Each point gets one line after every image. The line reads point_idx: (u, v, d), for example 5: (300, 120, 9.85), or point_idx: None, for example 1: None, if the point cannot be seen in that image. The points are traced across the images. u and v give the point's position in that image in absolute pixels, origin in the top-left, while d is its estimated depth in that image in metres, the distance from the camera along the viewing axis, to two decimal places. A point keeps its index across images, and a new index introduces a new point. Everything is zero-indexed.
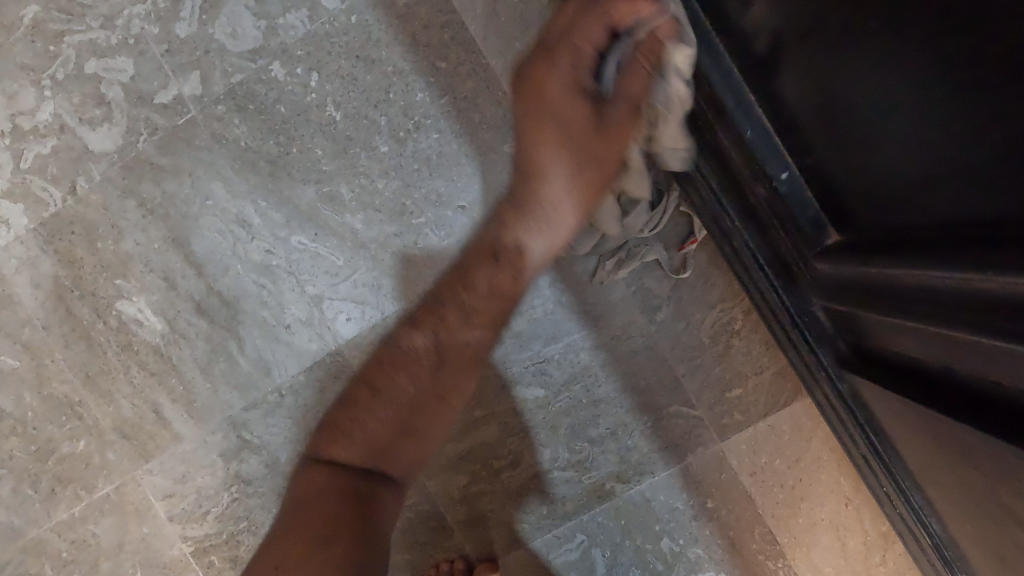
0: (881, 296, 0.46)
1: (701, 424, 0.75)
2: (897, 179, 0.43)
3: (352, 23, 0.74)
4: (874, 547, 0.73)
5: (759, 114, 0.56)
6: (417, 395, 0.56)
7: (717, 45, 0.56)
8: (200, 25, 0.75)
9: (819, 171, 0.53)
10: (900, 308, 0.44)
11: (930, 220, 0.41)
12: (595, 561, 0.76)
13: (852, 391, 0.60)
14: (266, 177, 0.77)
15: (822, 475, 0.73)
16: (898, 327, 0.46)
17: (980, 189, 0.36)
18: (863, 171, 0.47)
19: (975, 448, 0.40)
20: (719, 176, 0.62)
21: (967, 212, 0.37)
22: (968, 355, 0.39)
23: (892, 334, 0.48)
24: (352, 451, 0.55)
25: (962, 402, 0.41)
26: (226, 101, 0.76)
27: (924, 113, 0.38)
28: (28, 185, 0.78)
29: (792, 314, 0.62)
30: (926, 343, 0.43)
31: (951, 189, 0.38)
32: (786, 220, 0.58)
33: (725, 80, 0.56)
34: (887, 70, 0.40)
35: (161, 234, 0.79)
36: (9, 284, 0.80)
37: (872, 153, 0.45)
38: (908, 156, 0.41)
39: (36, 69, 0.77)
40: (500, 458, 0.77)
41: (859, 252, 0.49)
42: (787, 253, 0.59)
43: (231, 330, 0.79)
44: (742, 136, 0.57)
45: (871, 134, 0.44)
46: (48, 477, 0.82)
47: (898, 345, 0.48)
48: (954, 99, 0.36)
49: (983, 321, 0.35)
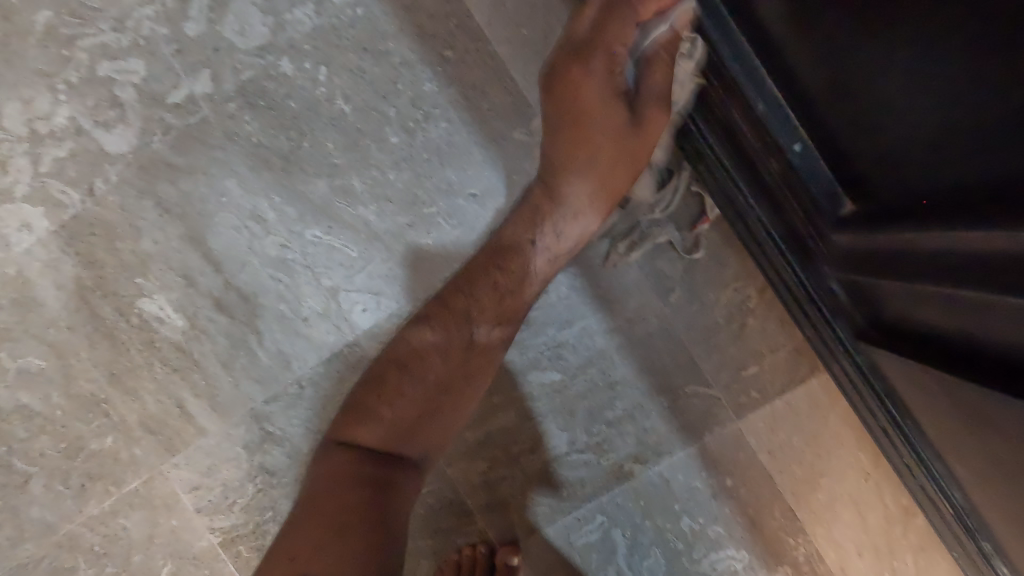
0: (908, 265, 0.46)
1: (718, 404, 0.75)
2: (928, 146, 0.43)
3: (358, 16, 0.75)
4: (895, 521, 0.73)
5: (770, 86, 0.55)
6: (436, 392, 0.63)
7: (727, 23, 0.56)
8: (209, 24, 0.76)
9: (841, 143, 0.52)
10: (930, 274, 0.43)
11: (968, 185, 0.40)
12: (616, 542, 0.77)
13: (868, 364, 0.60)
14: (280, 173, 0.78)
15: (841, 451, 0.74)
16: (925, 295, 0.46)
17: (1012, 151, 0.36)
18: (891, 141, 0.46)
19: (1013, 415, 0.39)
20: (731, 153, 0.62)
21: (1017, 171, 0.36)
22: (1011, 318, 0.37)
23: (917, 303, 0.48)
24: (370, 432, 0.61)
25: (999, 371, 0.40)
26: (237, 99, 0.77)
27: (952, 77, 0.39)
28: (47, 189, 0.80)
29: (808, 290, 0.62)
30: (957, 310, 0.43)
31: (997, 150, 0.37)
32: (800, 193, 0.57)
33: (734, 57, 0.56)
34: (907, 38, 0.41)
35: (178, 233, 0.80)
36: (33, 286, 0.81)
37: (901, 121, 0.44)
38: (927, 127, 0.42)
39: (50, 74, 0.78)
40: (519, 443, 0.78)
41: (886, 220, 0.48)
42: (804, 229, 0.59)
43: (250, 324, 0.81)
44: (754, 111, 0.57)
45: (904, 101, 0.43)
46: (78, 474, 0.84)
47: (923, 315, 0.48)
48: (988, 62, 0.36)
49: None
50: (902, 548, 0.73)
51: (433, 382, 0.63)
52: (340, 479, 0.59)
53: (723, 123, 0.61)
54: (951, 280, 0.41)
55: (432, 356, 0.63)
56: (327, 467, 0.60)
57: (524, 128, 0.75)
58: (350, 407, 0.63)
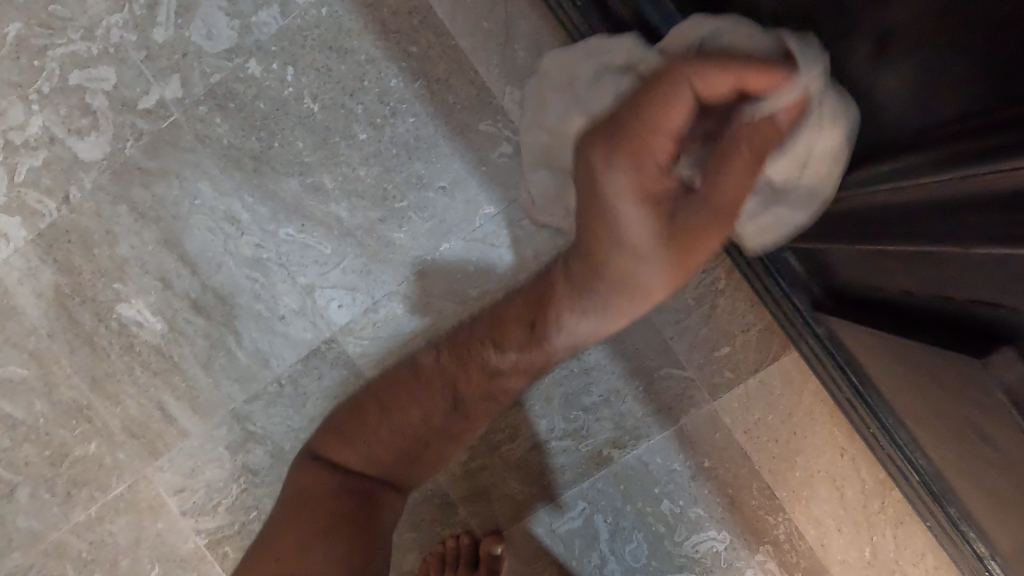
0: (871, 228, 0.45)
1: (692, 385, 0.76)
2: (908, 76, 0.39)
3: (322, 15, 0.76)
4: (873, 495, 0.74)
5: None
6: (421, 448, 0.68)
7: None
8: (177, 30, 0.77)
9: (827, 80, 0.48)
10: (886, 234, 0.43)
11: (942, 113, 0.37)
12: (597, 527, 0.78)
13: (829, 333, 0.61)
14: (252, 173, 0.79)
15: (816, 427, 0.74)
16: (884, 258, 0.45)
17: (968, 75, 0.34)
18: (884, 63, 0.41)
19: (951, 369, 0.39)
20: None
21: (978, 94, 0.33)
22: (961, 272, 0.37)
23: (873, 267, 0.48)
24: (352, 457, 0.68)
25: (941, 331, 0.41)
26: (206, 102, 0.78)
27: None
28: (24, 199, 0.81)
29: (764, 261, 0.63)
30: (913, 270, 0.42)
31: (962, 72, 0.34)
32: None
33: None
34: None
35: (154, 237, 0.81)
36: (12, 295, 0.82)
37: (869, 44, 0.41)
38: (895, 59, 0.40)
39: (23, 85, 0.79)
40: (498, 432, 0.78)
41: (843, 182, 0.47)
42: None
43: (228, 325, 0.81)
44: None
45: (882, 31, 0.40)
46: (63, 480, 0.85)
47: (873, 275, 0.48)
48: None
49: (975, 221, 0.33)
50: (880, 522, 0.74)
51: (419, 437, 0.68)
52: (323, 493, 0.68)
53: None
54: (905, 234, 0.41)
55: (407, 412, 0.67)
56: (307, 484, 0.69)
57: (489, 120, 0.76)
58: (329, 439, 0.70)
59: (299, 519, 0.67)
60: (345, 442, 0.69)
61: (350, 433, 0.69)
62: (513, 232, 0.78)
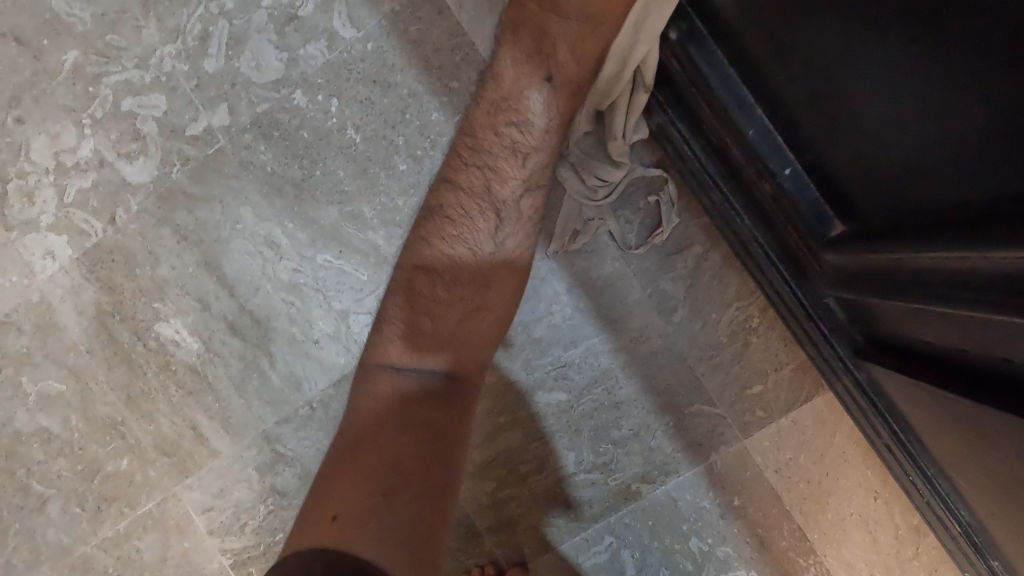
0: (914, 285, 0.45)
1: (723, 422, 0.76)
2: (922, 164, 0.43)
3: (367, 50, 0.78)
4: (906, 541, 0.73)
5: (758, 113, 0.58)
6: (452, 391, 0.65)
7: (711, 48, 0.58)
8: (227, 61, 0.80)
9: (879, 126, 0.46)
10: (933, 293, 0.42)
11: (961, 196, 0.40)
12: (624, 563, 0.77)
13: (869, 380, 0.61)
14: (293, 201, 0.81)
15: (848, 469, 0.74)
16: (922, 313, 0.46)
17: (988, 172, 0.38)
18: (952, 115, 0.39)
19: (1000, 428, 0.40)
20: (725, 173, 0.63)
21: (999, 186, 0.37)
22: (1002, 340, 0.37)
23: (917, 320, 0.48)
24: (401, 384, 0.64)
25: (991, 395, 0.40)
26: (252, 130, 0.81)
27: (923, 98, 0.41)
28: (71, 219, 0.83)
29: (805, 305, 0.63)
30: (956, 329, 0.43)
31: (980, 169, 0.38)
32: (792, 215, 0.59)
33: (724, 86, 0.58)
34: (878, 64, 0.43)
35: (194, 259, 0.83)
36: (55, 312, 0.84)
37: (882, 129, 0.45)
38: (903, 147, 0.44)
39: (77, 110, 0.82)
40: (526, 463, 0.78)
41: (878, 243, 0.48)
42: (796, 247, 0.61)
43: (262, 347, 0.83)
44: (744, 136, 0.59)
45: (897, 123, 0.44)
46: (94, 496, 0.86)
47: (920, 331, 0.48)
48: (952, 87, 0.38)
49: (1008, 294, 0.35)
50: (914, 568, 0.73)
51: (437, 382, 0.65)
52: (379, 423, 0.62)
53: (716, 144, 0.62)
54: (939, 299, 0.42)
55: (420, 372, 0.64)
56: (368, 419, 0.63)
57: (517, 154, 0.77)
58: (362, 406, 0.64)
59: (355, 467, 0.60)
60: (375, 406, 0.63)
61: (374, 402, 0.63)
62: (547, 262, 0.76)
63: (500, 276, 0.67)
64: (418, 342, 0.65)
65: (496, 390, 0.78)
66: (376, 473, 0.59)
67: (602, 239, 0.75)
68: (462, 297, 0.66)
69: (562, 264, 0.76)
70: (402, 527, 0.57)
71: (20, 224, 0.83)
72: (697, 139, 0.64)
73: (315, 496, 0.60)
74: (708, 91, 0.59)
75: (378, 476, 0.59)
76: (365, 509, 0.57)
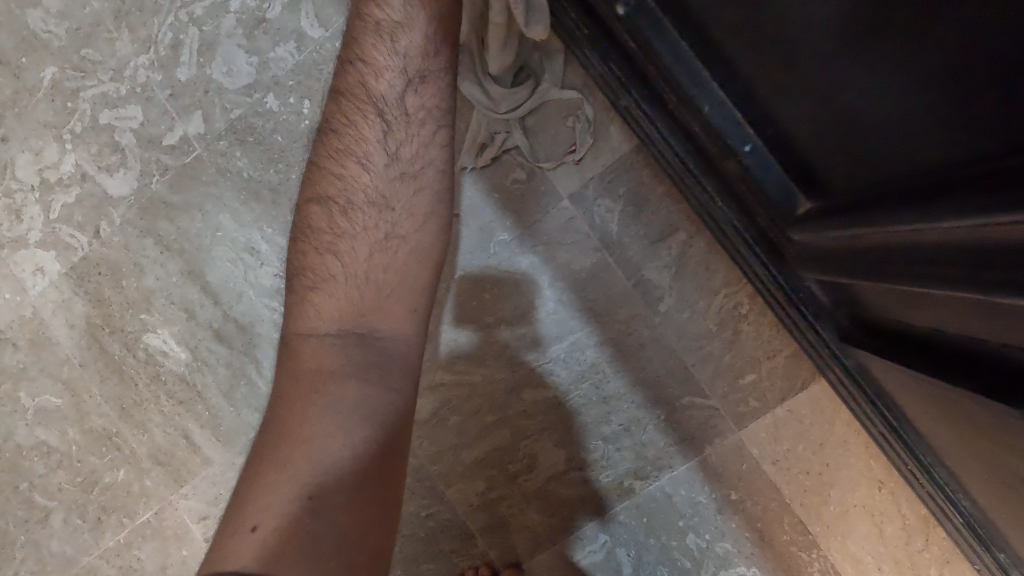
0: (885, 263, 0.41)
1: (716, 414, 0.73)
2: (893, 135, 0.40)
3: (337, 49, 0.78)
4: (914, 532, 0.69)
5: (714, 90, 0.56)
6: (383, 408, 0.53)
7: (664, 25, 0.56)
8: (199, 68, 0.80)
9: (836, 93, 0.43)
10: (913, 273, 0.38)
11: (933, 165, 0.37)
12: (620, 561, 0.75)
13: (858, 366, 0.58)
14: (270, 205, 0.81)
15: (849, 458, 0.70)
16: (904, 294, 0.43)
17: (959, 136, 0.34)
18: (918, 80, 0.36)
19: (983, 413, 0.36)
20: (692, 157, 0.61)
21: (970, 153, 0.34)
22: (980, 319, 0.34)
23: (896, 299, 0.45)
24: (318, 355, 0.54)
25: (984, 377, 0.36)
26: (227, 137, 0.80)
27: (890, 61, 0.37)
28: (57, 234, 0.84)
29: (785, 290, 0.60)
30: (937, 311, 0.39)
31: (952, 137, 0.35)
32: (757, 192, 0.57)
33: (678, 62, 0.56)
34: (841, 34, 0.40)
35: (178, 268, 0.83)
36: (47, 326, 0.85)
37: (850, 97, 0.42)
38: (872, 116, 0.41)
39: (57, 125, 0.82)
40: (516, 461, 0.77)
41: (845, 218, 0.46)
42: (768, 228, 0.58)
43: (248, 354, 0.83)
44: (700, 113, 0.57)
45: (861, 92, 0.41)
46: (94, 507, 0.87)
47: (903, 312, 0.45)
48: (916, 50, 0.35)
49: (988, 263, 0.30)
50: (925, 561, 0.69)
51: (357, 352, 0.54)
52: (300, 410, 0.53)
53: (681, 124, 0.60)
54: (915, 280, 0.38)
55: (340, 344, 0.54)
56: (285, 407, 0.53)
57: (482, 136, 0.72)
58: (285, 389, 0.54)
59: (278, 465, 0.52)
60: (287, 409, 0.53)
61: (286, 412, 0.53)
62: (528, 257, 0.74)
63: (415, 225, 0.55)
64: (328, 337, 0.54)
65: (482, 389, 0.76)
66: (300, 470, 0.51)
67: (581, 230, 0.73)
68: (348, 295, 0.54)
69: (542, 257, 0.74)
70: (335, 539, 0.49)
71: (10, 241, 0.84)
72: (661, 122, 0.62)
73: (231, 502, 0.52)
74: (664, 70, 0.57)
75: (309, 476, 0.51)
76: (288, 514, 0.49)
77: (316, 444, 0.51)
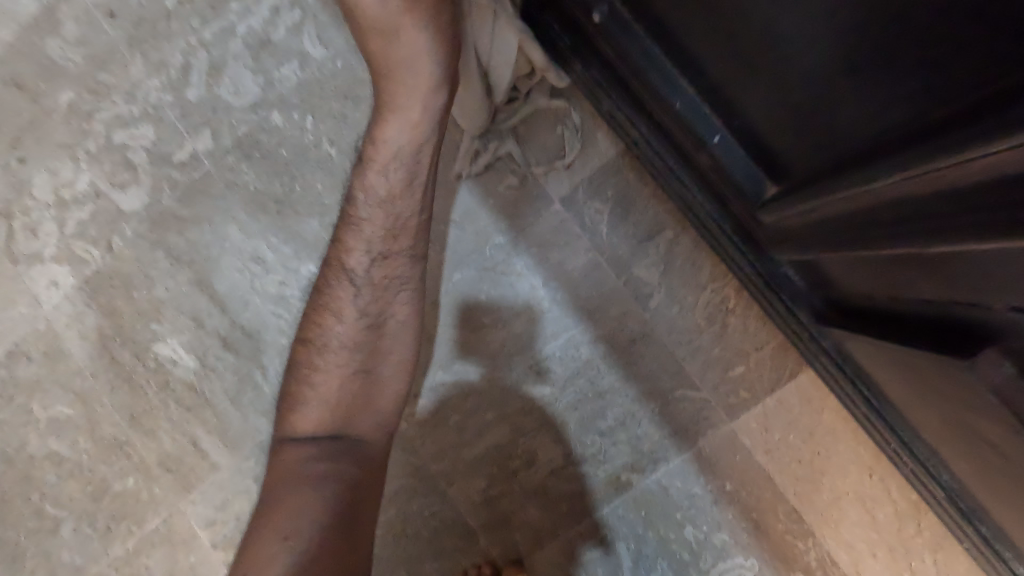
0: (859, 231, 0.44)
1: (708, 406, 0.75)
2: (845, 109, 0.44)
3: (338, 67, 0.83)
4: (906, 517, 0.71)
5: (683, 86, 0.59)
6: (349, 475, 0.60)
7: (635, 30, 0.60)
8: (207, 88, 0.84)
9: (794, 82, 0.47)
10: (885, 235, 0.41)
11: (882, 132, 0.40)
12: (620, 555, 0.77)
13: (836, 347, 0.61)
14: (276, 216, 0.84)
15: (838, 446, 0.72)
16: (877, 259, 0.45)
17: (903, 100, 0.38)
18: (862, 53, 0.39)
19: (951, 377, 0.39)
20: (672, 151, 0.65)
21: (915, 114, 0.37)
22: (959, 271, 0.36)
23: (868, 268, 0.48)
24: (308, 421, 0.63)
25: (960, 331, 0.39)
26: (234, 152, 0.84)
27: (836, 43, 0.41)
28: (72, 249, 0.87)
29: (763, 275, 0.64)
30: (908, 270, 0.42)
31: (896, 102, 0.39)
32: (728, 181, 0.60)
33: (650, 63, 0.60)
34: (792, 26, 0.44)
35: (187, 278, 0.86)
36: (61, 339, 0.88)
37: (805, 79, 0.46)
38: (824, 94, 0.45)
39: (73, 145, 0.87)
40: (515, 458, 0.79)
41: (809, 195, 0.49)
42: (742, 215, 0.62)
43: (255, 360, 0.86)
44: (673, 108, 0.60)
45: (813, 74, 0.45)
46: (104, 515, 0.89)
47: (874, 279, 0.48)
48: (856, 28, 0.39)
49: (965, 205, 0.32)
50: (918, 546, 0.71)
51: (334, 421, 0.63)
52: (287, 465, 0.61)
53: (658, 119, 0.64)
54: (886, 240, 0.41)
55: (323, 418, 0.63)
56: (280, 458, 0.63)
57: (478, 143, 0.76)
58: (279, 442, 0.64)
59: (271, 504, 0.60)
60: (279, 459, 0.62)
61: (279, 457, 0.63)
62: (522, 259, 0.77)
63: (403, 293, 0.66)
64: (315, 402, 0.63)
65: (482, 388, 0.79)
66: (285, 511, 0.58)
67: (573, 231, 0.76)
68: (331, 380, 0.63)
69: (535, 259, 0.77)
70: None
71: (26, 257, 0.88)
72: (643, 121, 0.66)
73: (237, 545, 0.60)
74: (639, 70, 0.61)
75: (289, 518, 0.58)
76: (272, 557, 0.56)
77: (295, 498, 0.59)
